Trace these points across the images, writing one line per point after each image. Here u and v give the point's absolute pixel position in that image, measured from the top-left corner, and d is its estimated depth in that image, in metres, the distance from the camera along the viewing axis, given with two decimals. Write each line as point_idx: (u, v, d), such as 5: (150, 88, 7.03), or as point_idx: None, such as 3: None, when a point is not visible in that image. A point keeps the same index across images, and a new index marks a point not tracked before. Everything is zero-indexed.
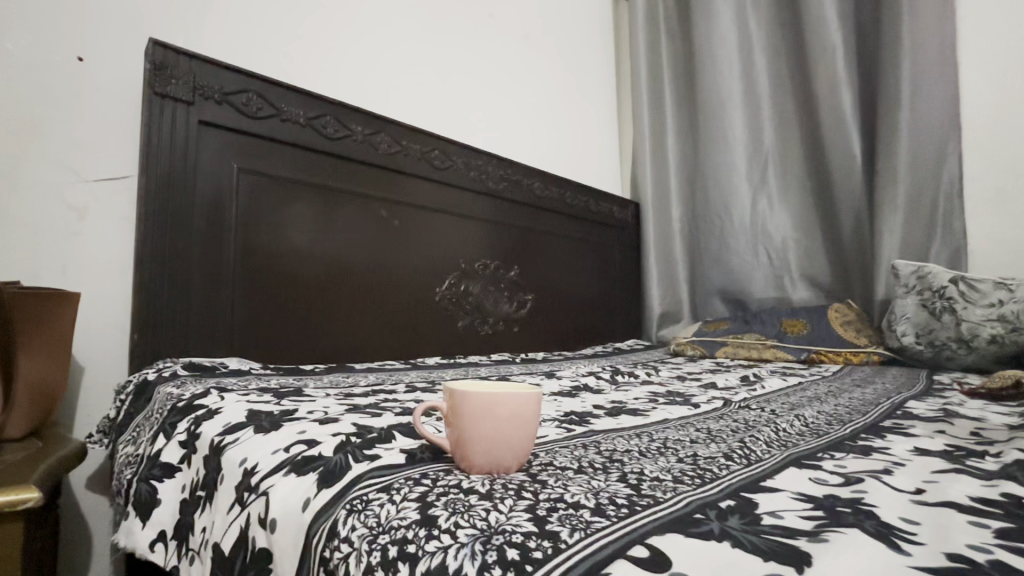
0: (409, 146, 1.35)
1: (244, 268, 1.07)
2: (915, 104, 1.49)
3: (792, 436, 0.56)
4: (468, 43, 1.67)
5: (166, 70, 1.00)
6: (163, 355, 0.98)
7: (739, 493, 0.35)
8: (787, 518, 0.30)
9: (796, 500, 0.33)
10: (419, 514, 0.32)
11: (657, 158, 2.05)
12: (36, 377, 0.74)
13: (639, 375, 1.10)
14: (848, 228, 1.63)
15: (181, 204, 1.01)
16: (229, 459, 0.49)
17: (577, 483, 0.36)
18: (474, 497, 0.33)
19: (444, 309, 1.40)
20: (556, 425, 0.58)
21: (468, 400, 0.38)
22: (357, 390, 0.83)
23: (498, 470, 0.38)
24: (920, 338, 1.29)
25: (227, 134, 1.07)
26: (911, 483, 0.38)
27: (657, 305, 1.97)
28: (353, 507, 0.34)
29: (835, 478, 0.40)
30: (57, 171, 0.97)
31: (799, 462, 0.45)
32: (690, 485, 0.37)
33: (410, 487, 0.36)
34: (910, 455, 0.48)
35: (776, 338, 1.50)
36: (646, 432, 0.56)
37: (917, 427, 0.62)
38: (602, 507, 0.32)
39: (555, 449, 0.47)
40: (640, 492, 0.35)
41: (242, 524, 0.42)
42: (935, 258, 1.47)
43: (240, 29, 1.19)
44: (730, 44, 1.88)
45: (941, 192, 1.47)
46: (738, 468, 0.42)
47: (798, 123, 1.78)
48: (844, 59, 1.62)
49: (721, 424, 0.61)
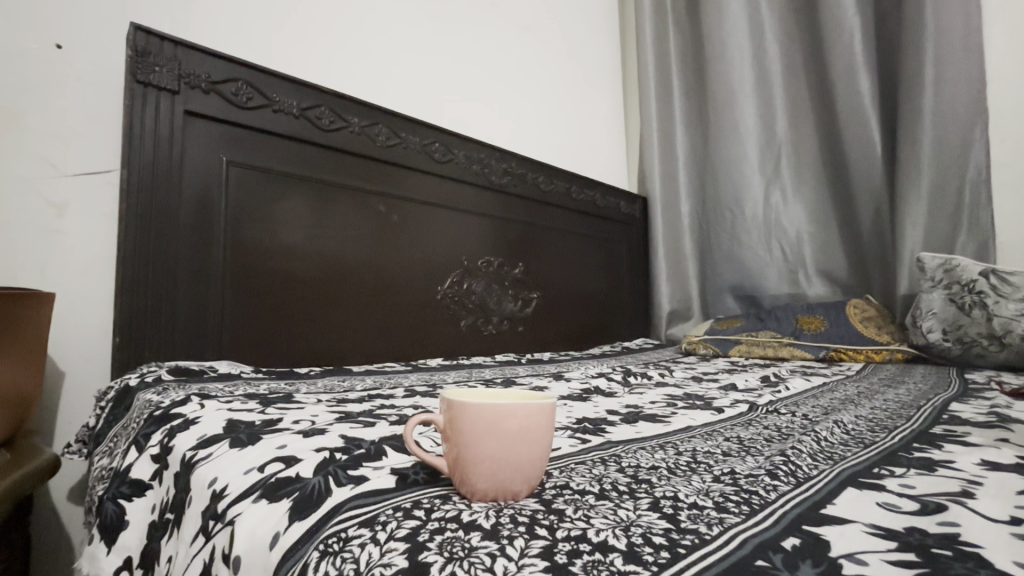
0: (408, 138, 1.29)
1: (232, 264, 1.01)
2: (940, 86, 1.41)
3: (836, 447, 0.49)
4: (470, 33, 1.62)
5: (149, 56, 0.94)
6: (148, 359, 0.92)
7: (801, 527, 0.29)
8: (875, 566, 0.24)
9: (875, 537, 0.27)
10: (408, 561, 0.25)
11: (666, 149, 1.97)
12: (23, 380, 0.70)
13: (653, 376, 1.04)
14: (868, 220, 1.56)
15: (165, 201, 0.95)
16: (197, 479, 0.43)
17: (602, 514, 0.30)
18: (476, 536, 0.27)
19: (445, 309, 1.34)
20: (569, 436, 0.52)
21: (467, 414, 0.32)
22: (352, 395, 0.77)
23: (505, 496, 0.32)
24: (947, 334, 1.22)
25: (214, 125, 1.01)
26: (1003, 509, 0.32)
27: (665, 303, 1.89)
28: (328, 549, 0.28)
29: (908, 503, 0.33)
30: (35, 165, 0.91)
31: (857, 481, 0.38)
32: (737, 516, 0.30)
33: (398, 521, 0.30)
34: (984, 470, 0.41)
35: (792, 335, 1.43)
36: (671, 443, 0.50)
37: (973, 434, 0.55)
38: (636, 550, 0.26)
39: (570, 467, 0.40)
40: (679, 525, 0.29)
41: (206, 558, 0.36)
42: (960, 250, 1.40)
43: (229, 18, 1.13)
44: (741, 30, 1.81)
45: (968, 181, 1.40)
46: (787, 490, 0.36)
47: (812, 112, 1.71)
48: (862, 42, 1.54)
49: (754, 432, 0.55)
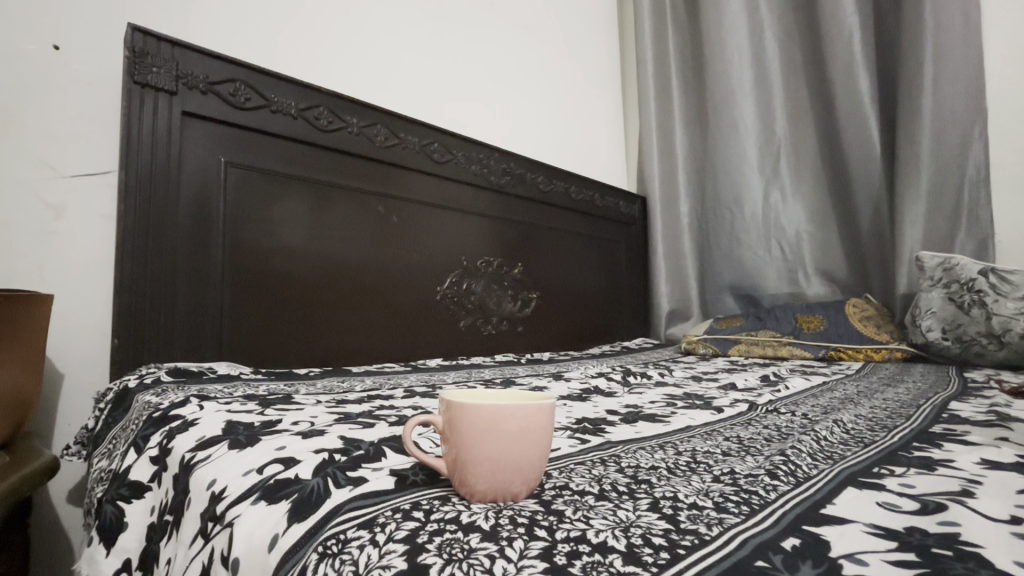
0: (408, 138, 1.29)
1: (232, 265, 1.01)
2: (940, 86, 1.41)
3: (836, 446, 0.49)
4: (469, 33, 1.62)
5: (147, 57, 0.94)
6: (147, 360, 0.92)
7: (801, 527, 0.29)
8: (875, 566, 0.24)
9: (875, 538, 0.27)
10: (407, 562, 0.25)
11: (665, 148, 1.97)
12: (25, 382, 0.70)
13: (653, 376, 1.04)
14: (867, 219, 1.56)
15: (164, 201, 0.95)
16: (195, 481, 0.42)
17: (601, 514, 0.30)
18: (475, 537, 0.27)
19: (445, 310, 1.34)
20: (568, 436, 0.52)
21: (466, 415, 0.32)
22: (352, 396, 0.76)
23: (505, 496, 0.32)
24: (947, 332, 1.22)
25: (213, 126, 1.01)
26: (1003, 508, 0.32)
27: (665, 303, 1.90)
28: (326, 550, 0.28)
29: (908, 503, 0.33)
30: (33, 167, 0.91)
31: (857, 481, 0.38)
32: (737, 516, 0.30)
33: (398, 522, 0.30)
34: (983, 469, 0.41)
35: (791, 334, 1.43)
36: (671, 443, 0.50)
37: (972, 433, 0.55)
38: (636, 552, 0.25)
39: (570, 468, 0.40)
40: (678, 526, 0.29)
41: (204, 560, 0.36)
42: (959, 249, 1.40)
43: (229, 20, 1.13)
44: (740, 29, 1.80)
45: (967, 179, 1.40)
46: (787, 490, 0.36)
47: (811, 112, 1.71)
48: (861, 41, 1.54)
49: (754, 432, 0.54)
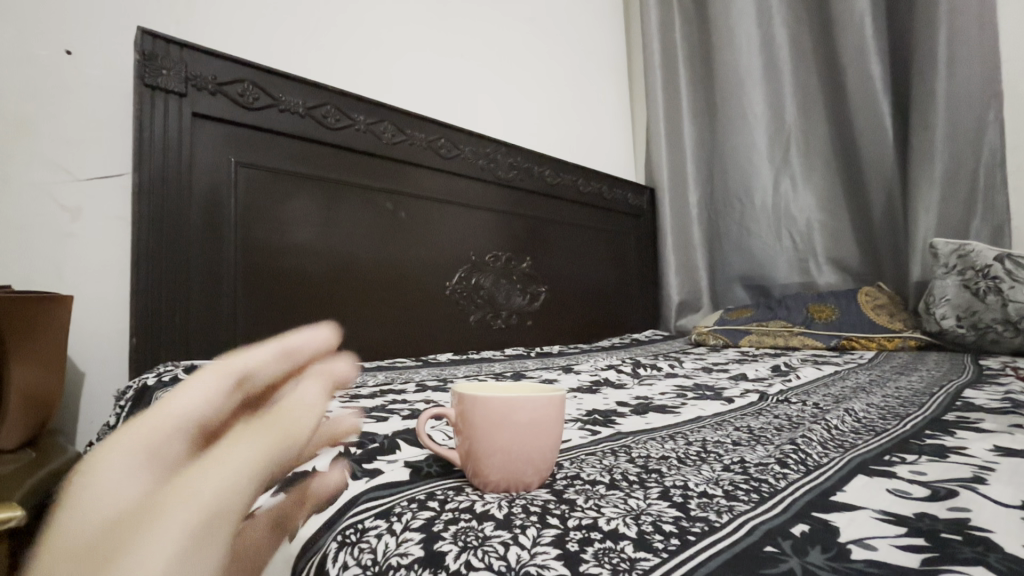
0: (414, 135, 1.29)
1: (244, 264, 1.03)
2: (953, 70, 1.39)
3: (847, 435, 0.49)
4: (474, 26, 1.62)
5: (156, 59, 0.95)
6: (165, 359, 0.94)
7: (811, 513, 0.29)
8: (884, 551, 0.24)
9: (884, 524, 0.27)
10: (423, 550, 0.26)
11: (673, 138, 1.96)
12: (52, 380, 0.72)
13: (663, 367, 1.04)
14: (880, 207, 1.54)
15: (176, 201, 0.96)
16: None
17: (612, 503, 0.30)
18: (489, 525, 0.28)
19: (454, 304, 1.35)
20: (579, 427, 0.52)
21: (479, 407, 0.32)
22: (365, 390, 0.77)
23: (518, 486, 0.33)
24: (961, 320, 1.20)
25: (222, 127, 1.02)
26: (1015, 493, 0.32)
27: (675, 294, 1.88)
28: (345, 539, 0.29)
29: (919, 490, 0.33)
30: (47, 170, 0.92)
31: (866, 468, 0.38)
32: (748, 504, 0.31)
33: (413, 512, 0.30)
34: (996, 456, 0.41)
35: (802, 324, 1.42)
36: (681, 433, 0.50)
37: (987, 420, 0.55)
38: (646, 538, 0.26)
39: (581, 458, 0.41)
40: (688, 513, 0.29)
41: None
42: (975, 235, 1.38)
43: (235, 20, 1.14)
44: (748, 17, 1.78)
45: (982, 163, 1.38)
46: (798, 478, 0.36)
47: (823, 97, 1.69)
48: (873, 26, 1.52)
49: (764, 422, 0.55)
